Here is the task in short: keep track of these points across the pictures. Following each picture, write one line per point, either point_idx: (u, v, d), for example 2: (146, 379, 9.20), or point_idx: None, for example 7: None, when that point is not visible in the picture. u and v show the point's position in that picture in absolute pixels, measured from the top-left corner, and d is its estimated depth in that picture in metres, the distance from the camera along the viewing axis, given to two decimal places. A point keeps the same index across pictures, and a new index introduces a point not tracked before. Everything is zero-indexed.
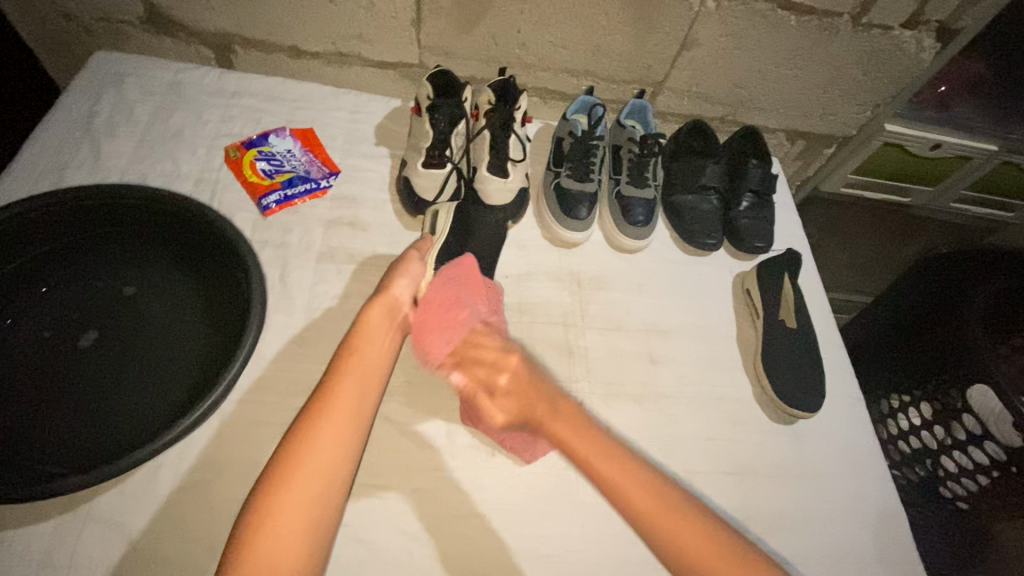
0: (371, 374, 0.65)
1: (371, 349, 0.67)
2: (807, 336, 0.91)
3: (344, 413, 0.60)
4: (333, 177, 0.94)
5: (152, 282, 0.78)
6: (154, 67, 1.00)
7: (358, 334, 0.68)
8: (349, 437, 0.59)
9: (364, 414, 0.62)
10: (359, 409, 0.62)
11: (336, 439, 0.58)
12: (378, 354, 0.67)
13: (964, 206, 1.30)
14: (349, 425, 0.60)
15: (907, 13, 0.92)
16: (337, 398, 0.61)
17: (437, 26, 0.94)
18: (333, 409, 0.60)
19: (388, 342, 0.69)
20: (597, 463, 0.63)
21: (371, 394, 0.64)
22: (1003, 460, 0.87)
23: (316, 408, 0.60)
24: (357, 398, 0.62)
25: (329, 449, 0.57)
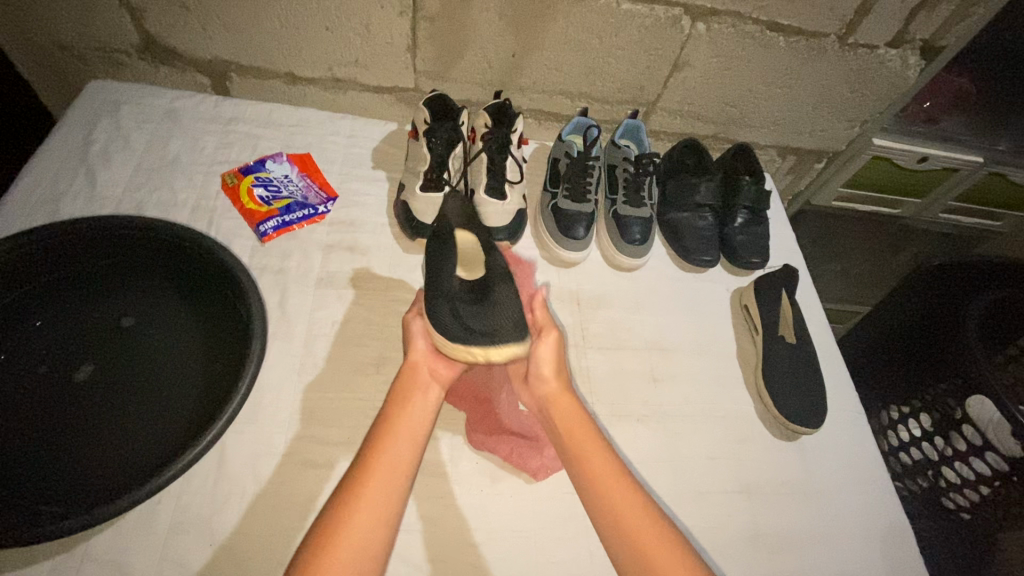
0: (410, 439, 0.64)
1: (408, 415, 0.66)
2: (806, 350, 0.92)
3: (382, 480, 0.59)
4: (331, 202, 0.94)
5: (151, 313, 0.78)
6: (150, 95, 1.01)
7: (396, 400, 0.68)
8: (385, 506, 0.58)
9: (401, 483, 0.60)
10: (400, 474, 0.61)
11: (380, 501, 0.58)
12: (418, 420, 0.67)
13: (953, 215, 1.33)
14: (388, 488, 0.59)
15: (891, 32, 0.94)
16: (379, 457, 0.61)
17: (433, 52, 0.96)
18: (374, 471, 0.60)
19: (428, 404, 0.69)
20: (603, 484, 0.62)
21: (413, 457, 0.63)
22: (1004, 470, 0.87)
23: (357, 474, 0.60)
24: (395, 464, 0.61)
25: (374, 512, 0.57)
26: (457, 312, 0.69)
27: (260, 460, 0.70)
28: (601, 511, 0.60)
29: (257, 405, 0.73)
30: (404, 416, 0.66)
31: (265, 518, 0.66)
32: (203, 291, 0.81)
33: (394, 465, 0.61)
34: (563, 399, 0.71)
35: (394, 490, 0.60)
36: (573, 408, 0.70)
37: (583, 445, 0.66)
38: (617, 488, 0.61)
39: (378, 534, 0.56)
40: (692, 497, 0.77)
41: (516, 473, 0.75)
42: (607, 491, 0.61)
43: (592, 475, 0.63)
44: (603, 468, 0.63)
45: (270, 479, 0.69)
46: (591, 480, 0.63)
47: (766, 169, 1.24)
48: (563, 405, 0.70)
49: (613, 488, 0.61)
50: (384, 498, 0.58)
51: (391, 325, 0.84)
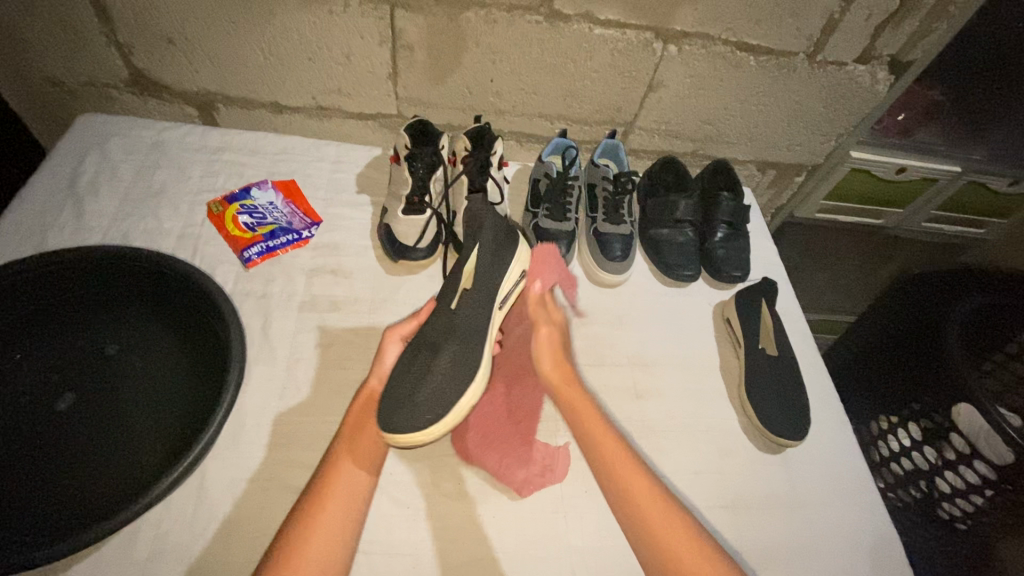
0: (350, 504, 0.63)
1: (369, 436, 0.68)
2: (787, 361, 0.92)
3: (320, 552, 0.58)
4: (314, 227, 0.96)
5: (134, 340, 0.79)
6: (138, 127, 1.03)
7: (343, 445, 0.67)
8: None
9: (337, 556, 0.59)
10: (355, 495, 0.64)
11: (334, 520, 0.61)
12: (356, 481, 0.64)
13: (936, 224, 1.34)
14: (343, 510, 0.62)
15: (858, 49, 0.97)
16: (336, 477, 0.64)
17: (413, 79, 0.98)
18: (330, 490, 0.63)
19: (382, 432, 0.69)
20: (619, 470, 0.67)
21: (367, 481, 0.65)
22: (994, 478, 0.86)
23: (319, 495, 0.62)
24: (353, 484, 0.64)
25: (330, 532, 0.60)
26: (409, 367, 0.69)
27: (240, 486, 0.70)
28: (616, 488, 0.66)
29: (238, 430, 0.74)
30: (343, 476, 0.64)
31: (245, 543, 0.66)
32: (185, 318, 0.82)
33: (329, 533, 0.59)
34: (567, 385, 0.77)
35: (330, 570, 0.58)
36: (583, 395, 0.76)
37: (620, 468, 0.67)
38: (630, 470, 0.67)
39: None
40: None
41: (502, 491, 0.75)
42: (626, 476, 0.66)
43: (608, 462, 0.68)
44: (616, 454, 0.68)
45: (250, 505, 0.69)
46: (605, 462, 0.68)
47: (746, 184, 1.26)
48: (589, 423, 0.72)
49: (647, 501, 0.64)
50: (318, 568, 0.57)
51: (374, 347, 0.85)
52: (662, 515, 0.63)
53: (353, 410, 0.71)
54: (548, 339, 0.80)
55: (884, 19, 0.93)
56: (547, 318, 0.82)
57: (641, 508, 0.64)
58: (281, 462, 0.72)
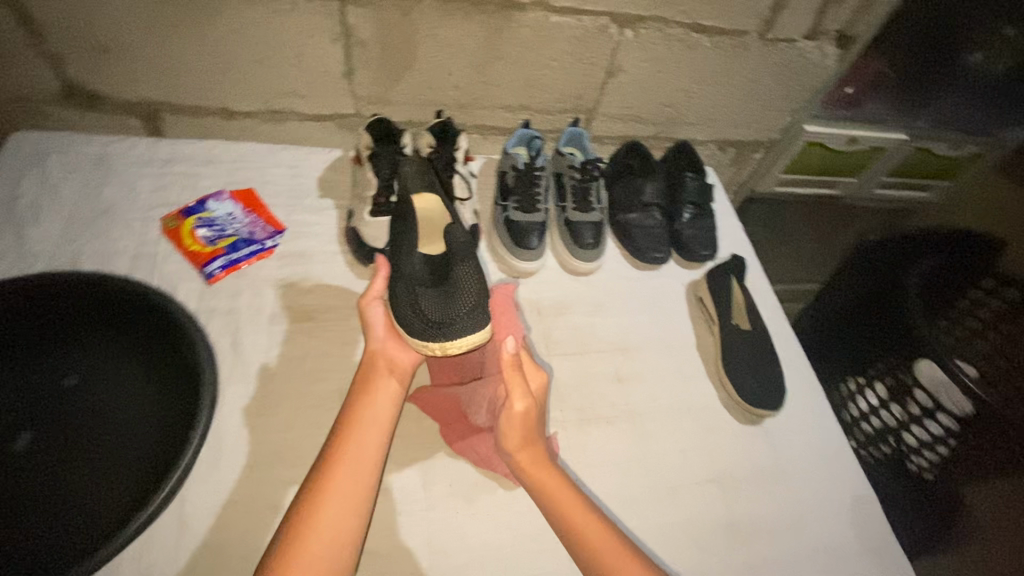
0: (376, 437, 0.65)
1: (379, 392, 0.69)
2: (760, 335, 0.95)
3: (346, 485, 0.60)
4: (278, 236, 0.93)
5: (94, 368, 0.75)
6: (79, 144, 0.98)
7: (358, 392, 0.69)
8: (351, 511, 0.59)
9: (364, 488, 0.61)
10: (371, 447, 0.64)
11: (353, 473, 0.61)
12: (379, 424, 0.66)
13: (888, 191, 1.39)
14: (363, 461, 0.62)
15: (807, 25, 0.99)
16: (353, 429, 0.65)
17: (369, 77, 0.95)
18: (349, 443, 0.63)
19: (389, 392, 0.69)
20: (598, 549, 0.62)
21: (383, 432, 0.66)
22: (957, 429, 0.92)
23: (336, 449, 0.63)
24: (370, 436, 0.65)
25: (351, 483, 0.61)
26: (418, 299, 0.71)
27: (224, 509, 0.68)
28: (591, 568, 0.62)
29: (217, 452, 0.71)
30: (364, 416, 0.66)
31: (234, 568, 0.64)
32: (147, 341, 0.78)
33: (357, 466, 0.62)
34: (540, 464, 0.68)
35: (361, 494, 0.61)
36: (540, 454, 0.70)
37: (596, 544, 0.62)
38: (604, 539, 0.63)
39: (345, 537, 0.58)
40: (668, 491, 0.78)
41: (498, 483, 0.75)
42: (602, 554, 0.62)
43: (581, 538, 0.63)
44: (588, 522, 0.64)
45: (236, 527, 0.67)
46: (579, 536, 0.63)
47: (708, 163, 1.28)
48: (553, 491, 0.67)
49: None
50: (348, 499, 0.59)
51: (351, 355, 0.83)
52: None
53: (366, 363, 0.72)
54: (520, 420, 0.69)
55: None
56: (523, 391, 0.69)
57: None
58: (265, 481, 0.70)
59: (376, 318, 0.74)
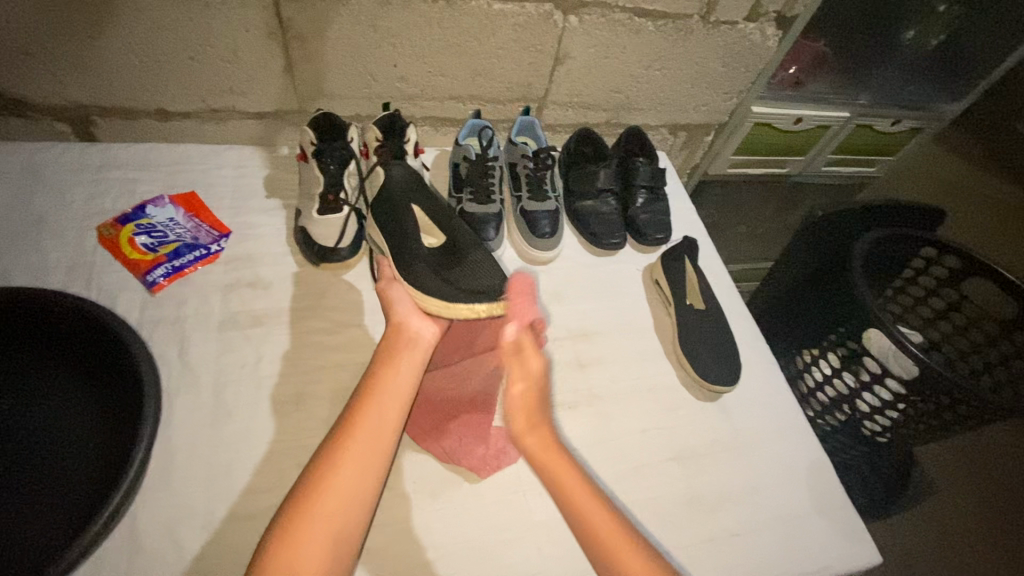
0: (397, 400, 0.66)
1: (399, 370, 0.69)
2: (715, 313, 0.97)
3: (365, 441, 0.62)
4: (224, 239, 0.90)
5: (29, 391, 0.71)
6: (1, 153, 0.92)
7: (382, 358, 0.70)
8: (370, 464, 0.61)
9: (378, 459, 0.61)
10: (384, 427, 0.64)
11: (363, 454, 0.61)
12: (391, 408, 0.65)
13: (834, 167, 1.43)
14: (374, 440, 0.62)
15: (747, 7, 1.01)
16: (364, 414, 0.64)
17: (311, 71, 0.93)
18: (358, 424, 0.63)
19: (409, 368, 0.70)
20: (608, 540, 0.62)
21: (396, 414, 0.65)
22: (904, 392, 0.94)
23: (345, 431, 0.62)
24: (381, 421, 0.64)
25: (358, 464, 0.60)
26: (442, 273, 0.76)
27: (177, 524, 0.65)
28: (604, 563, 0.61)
29: (168, 467, 0.69)
30: (387, 378, 0.68)
31: None
32: (85, 358, 0.74)
33: (377, 424, 0.63)
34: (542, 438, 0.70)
35: (368, 476, 0.60)
36: (551, 445, 0.70)
37: (608, 535, 0.62)
38: (619, 537, 0.62)
39: (360, 489, 0.59)
40: (633, 471, 0.80)
41: (462, 476, 0.75)
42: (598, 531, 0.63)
43: (592, 529, 0.63)
44: (586, 496, 0.65)
45: (191, 542, 0.65)
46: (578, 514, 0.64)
47: (661, 147, 1.30)
48: (564, 480, 0.67)
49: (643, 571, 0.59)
50: (366, 453, 0.61)
51: (306, 357, 0.81)
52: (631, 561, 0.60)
53: (392, 336, 0.73)
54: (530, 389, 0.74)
55: None
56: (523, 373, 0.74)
57: (613, 556, 0.61)
58: (220, 492, 0.68)
59: (399, 296, 0.77)
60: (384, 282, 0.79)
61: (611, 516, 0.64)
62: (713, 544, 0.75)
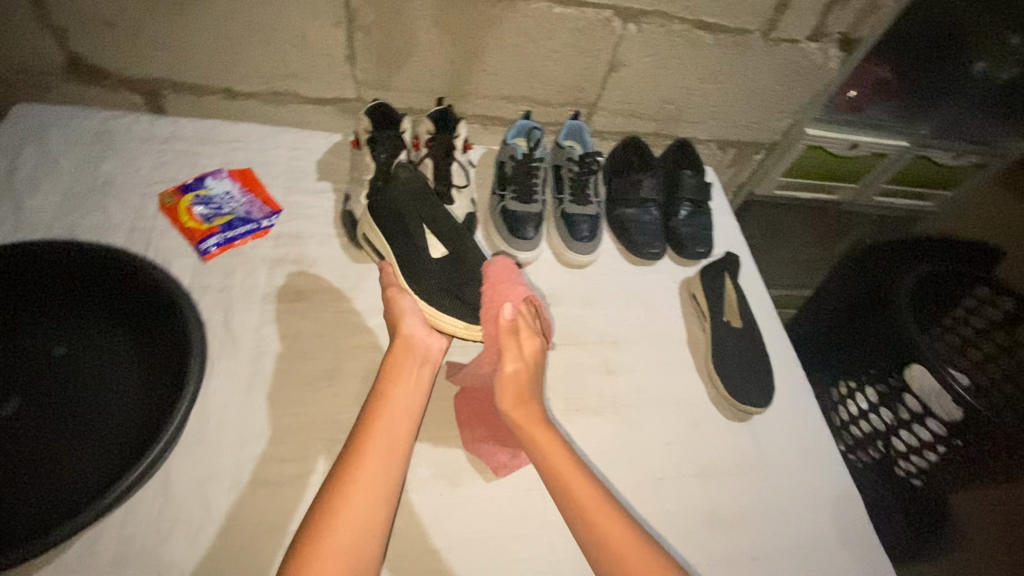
0: (405, 418, 0.65)
1: (404, 388, 0.67)
2: (751, 333, 0.95)
3: (378, 459, 0.60)
4: (275, 216, 0.93)
5: (83, 340, 0.75)
6: (80, 118, 0.98)
7: (389, 375, 0.68)
8: (383, 484, 0.58)
9: (389, 484, 0.59)
10: (393, 449, 0.61)
11: (374, 478, 0.58)
12: (400, 428, 0.64)
13: (887, 198, 1.38)
14: (383, 464, 0.59)
15: (810, 27, 0.99)
16: (373, 438, 0.61)
17: (372, 62, 0.96)
18: (367, 448, 0.60)
19: (415, 386, 0.68)
20: (587, 510, 0.61)
21: (403, 438, 0.63)
22: (945, 435, 0.91)
23: (354, 454, 0.60)
24: (392, 440, 0.62)
25: (370, 488, 0.57)
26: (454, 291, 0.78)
27: (208, 482, 0.68)
28: (586, 535, 0.60)
29: (203, 426, 0.71)
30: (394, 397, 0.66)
31: (215, 541, 0.64)
32: (139, 315, 0.79)
33: (388, 442, 0.61)
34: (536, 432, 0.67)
35: (380, 500, 0.57)
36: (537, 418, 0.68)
37: (589, 507, 0.61)
38: (599, 509, 0.61)
39: (374, 513, 0.56)
40: (652, 483, 0.78)
41: (478, 470, 0.75)
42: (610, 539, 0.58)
43: (574, 500, 0.62)
44: (588, 497, 0.62)
45: (219, 500, 0.67)
46: (586, 520, 0.60)
47: (708, 163, 1.28)
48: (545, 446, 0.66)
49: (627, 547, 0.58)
50: (379, 472, 0.59)
51: (342, 336, 0.83)
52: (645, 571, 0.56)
53: (396, 350, 0.71)
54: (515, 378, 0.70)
55: None
56: (516, 356, 0.69)
57: (616, 548, 0.58)
58: (249, 456, 0.71)
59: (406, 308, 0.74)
60: (391, 290, 0.77)
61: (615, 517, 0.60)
62: (729, 567, 0.73)
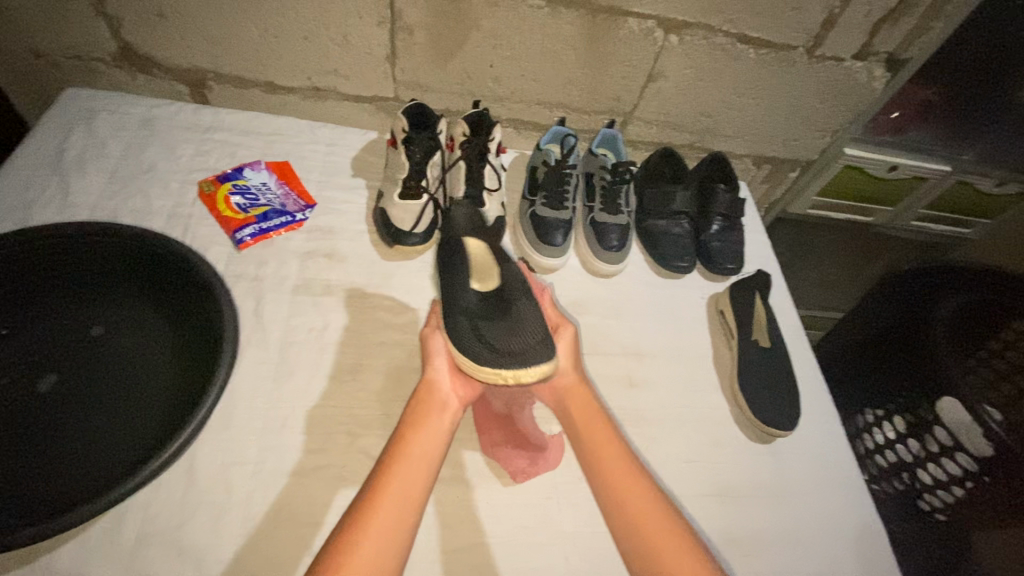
0: (423, 466, 0.64)
1: (424, 433, 0.67)
2: (779, 353, 0.93)
3: (395, 504, 0.59)
4: (309, 210, 0.94)
5: (121, 321, 0.77)
6: (127, 104, 1.01)
7: (412, 421, 0.68)
8: (398, 531, 0.58)
9: (403, 533, 0.58)
10: (410, 497, 0.61)
11: (389, 525, 0.57)
12: (417, 475, 0.63)
13: (924, 223, 1.35)
14: (399, 511, 0.59)
15: (857, 45, 0.97)
16: (389, 482, 0.61)
17: (411, 62, 0.97)
18: (382, 492, 0.60)
19: (438, 433, 0.68)
20: (612, 473, 0.67)
21: (421, 484, 0.62)
22: (976, 470, 0.87)
23: (371, 497, 0.59)
24: (408, 486, 0.61)
25: (383, 536, 0.57)
26: (481, 334, 0.68)
27: (231, 468, 0.69)
28: (609, 495, 0.66)
29: (229, 412, 0.73)
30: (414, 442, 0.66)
31: (235, 528, 0.65)
32: (174, 299, 0.81)
33: (407, 487, 0.61)
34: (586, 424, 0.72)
35: (395, 544, 0.57)
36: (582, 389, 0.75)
37: (618, 470, 0.67)
38: (629, 473, 0.67)
39: (389, 557, 0.56)
40: (670, 499, 0.77)
41: (495, 475, 0.75)
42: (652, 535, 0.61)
43: (604, 462, 0.68)
44: (628, 477, 0.66)
45: (240, 487, 0.68)
46: (621, 501, 0.65)
47: (741, 178, 1.26)
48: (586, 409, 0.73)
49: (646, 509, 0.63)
50: (396, 517, 0.58)
51: (368, 332, 0.84)
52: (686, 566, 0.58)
53: (422, 395, 0.72)
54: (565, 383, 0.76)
55: (882, 16, 0.93)
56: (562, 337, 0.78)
57: (636, 507, 0.64)
58: (272, 445, 0.71)
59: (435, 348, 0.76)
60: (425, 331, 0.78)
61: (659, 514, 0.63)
62: None
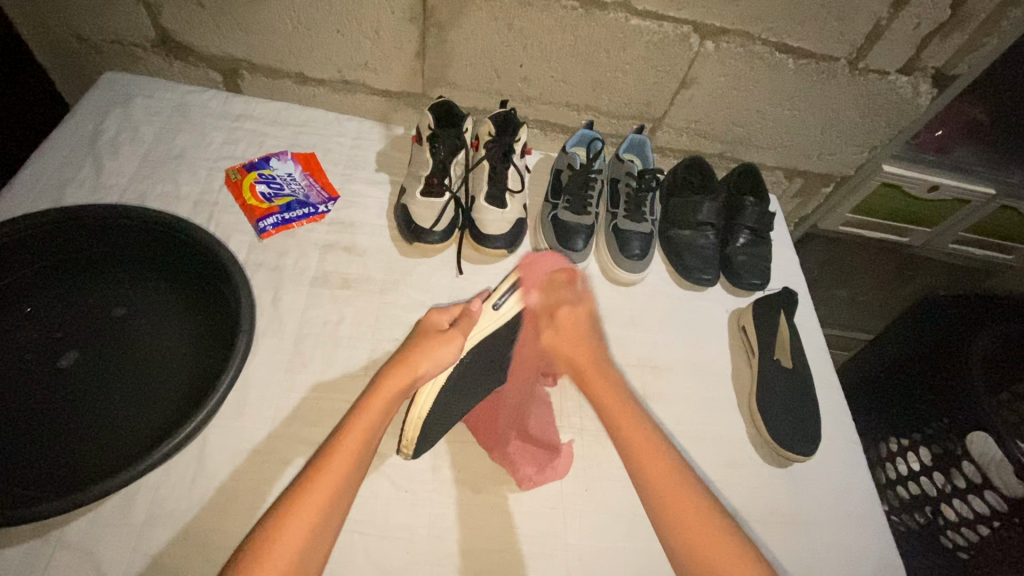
0: (361, 460, 0.60)
1: (370, 424, 0.62)
2: (802, 376, 0.90)
3: (330, 488, 0.57)
4: (332, 202, 0.95)
5: (142, 303, 0.79)
6: (162, 89, 1.03)
7: (359, 415, 0.63)
8: (321, 524, 0.55)
9: (329, 524, 0.56)
10: (345, 489, 0.58)
11: (314, 514, 0.55)
12: (357, 466, 0.60)
13: (962, 248, 1.28)
14: (328, 502, 0.56)
15: (903, 59, 0.93)
16: (325, 471, 0.58)
17: (441, 59, 0.96)
18: (318, 481, 0.57)
19: (381, 425, 0.64)
20: (621, 423, 0.69)
21: (355, 477, 0.59)
22: (1004, 510, 0.83)
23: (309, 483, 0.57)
24: (343, 479, 0.58)
25: (310, 527, 0.54)
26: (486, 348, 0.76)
27: (241, 456, 0.70)
28: (630, 453, 0.67)
29: (242, 400, 0.73)
30: (355, 431, 0.61)
31: (240, 516, 0.66)
32: (196, 285, 0.82)
33: (337, 484, 0.57)
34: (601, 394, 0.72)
35: (322, 537, 0.55)
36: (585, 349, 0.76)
37: (625, 427, 0.69)
38: (633, 426, 0.69)
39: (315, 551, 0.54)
40: None
41: (502, 480, 0.74)
42: (652, 472, 0.65)
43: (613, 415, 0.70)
44: (638, 436, 0.68)
45: (248, 476, 0.68)
46: (635, 453, 0.67)
47: (772, 191, 1.23)
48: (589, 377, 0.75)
49: (652, 457, 0.66)
50: (323, 520, 0.55)
51: (383, 328, 0.84)
52: (697, 522, 0.60)
53: (392, 383, 0.66)
54: (569, 334, 0.76)
55: (932, 30, 0.89)
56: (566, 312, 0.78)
57: (643, 461, 0.66)
58: (280, 436, 0.72)
59: (440, 352, 0.69)
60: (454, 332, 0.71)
61: (662, 452, 0.66)
62: None
